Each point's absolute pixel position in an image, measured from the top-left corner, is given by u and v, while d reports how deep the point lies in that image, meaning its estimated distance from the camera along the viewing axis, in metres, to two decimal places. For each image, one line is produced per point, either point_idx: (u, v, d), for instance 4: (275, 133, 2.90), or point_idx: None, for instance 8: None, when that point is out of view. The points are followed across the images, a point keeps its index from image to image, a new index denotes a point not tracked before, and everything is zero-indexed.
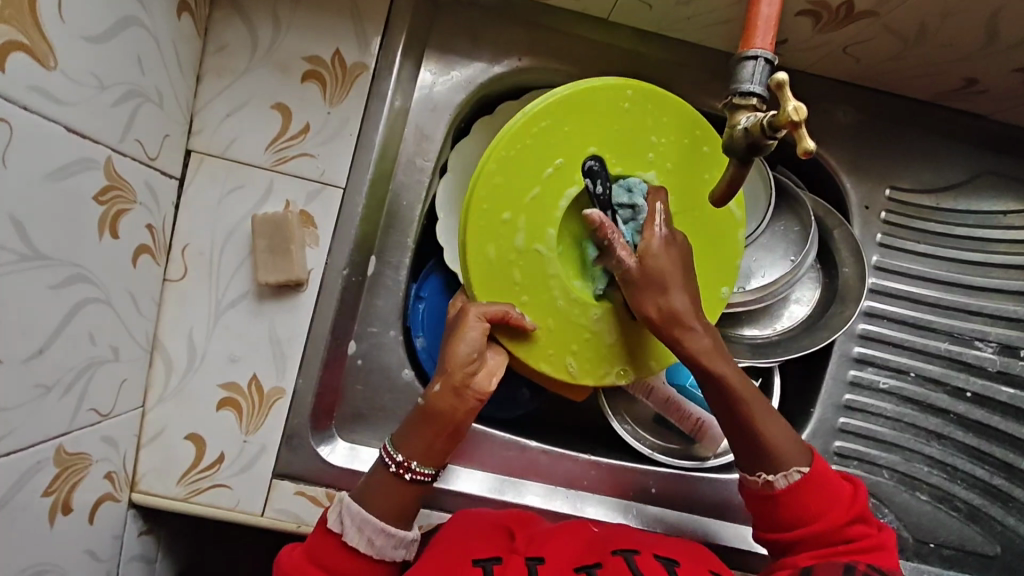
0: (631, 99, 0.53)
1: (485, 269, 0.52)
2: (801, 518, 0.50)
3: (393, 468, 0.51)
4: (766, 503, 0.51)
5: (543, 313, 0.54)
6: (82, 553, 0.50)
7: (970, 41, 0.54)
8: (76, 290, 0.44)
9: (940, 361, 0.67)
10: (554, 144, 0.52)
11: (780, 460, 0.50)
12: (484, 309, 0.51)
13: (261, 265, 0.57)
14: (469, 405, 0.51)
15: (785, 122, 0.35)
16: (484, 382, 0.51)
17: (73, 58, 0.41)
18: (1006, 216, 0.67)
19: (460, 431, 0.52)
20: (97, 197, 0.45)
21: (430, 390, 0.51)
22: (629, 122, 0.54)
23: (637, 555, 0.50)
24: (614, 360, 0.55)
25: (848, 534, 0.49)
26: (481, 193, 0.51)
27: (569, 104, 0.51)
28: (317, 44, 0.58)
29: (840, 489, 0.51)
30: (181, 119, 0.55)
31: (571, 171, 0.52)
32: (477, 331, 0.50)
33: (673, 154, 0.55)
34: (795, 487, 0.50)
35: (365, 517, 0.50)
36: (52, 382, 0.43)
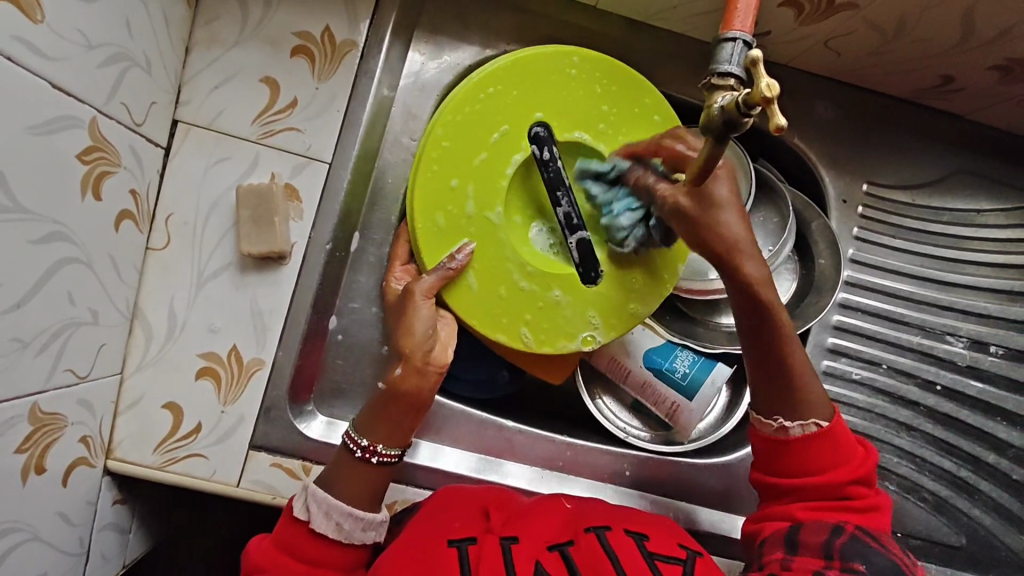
0: (576, 67, 0.56)
1: (436, 234, 0.54)
2: (807, 469, 0.50)
3: (359, 454, 0.51)
4: (781, 448, 0.51)
5: (497, 280, 0.55)
6: (54, 516, 0.50)
7: (946, 37, 0.55)
8: (56, 248, 0.44)
9: (912, 354, 0.68)
10: (500, 110, 0.54)
11: (803, 409, 0.50)
12: (426, 283, 0.52)
13: (244, 235, 0.57)
14: (431, 381, 0.51)
15: (757, 99, 0.36)
16: (441, 355, 0.52)
17: (59, 14, 0.41)
18: (979, 215, 0.68)
19: (425, 407, 0.52)
20: (81, 156, 0.45)
21: (393, 373, 0.51)
22: (576, 89, 0.56)
23: (609, 532, 0.51)
24: (572, 333, 0.56)
25: (848, 492, 0.50)
26: (430, 157, 0.53)
27: (513, 71, 0.54)
28: (307, 19, 0.59)
29: (850, 447, 0.51)
30: (168, 87, 0.56)
31: (517, 138, 0.55)
32: (427, 308, 0.52)
33: (623, 124, 0.57)
34: (808, 439, 0.51)
35: (331, 503, 0.50)
36: (29, 338, 0.43)
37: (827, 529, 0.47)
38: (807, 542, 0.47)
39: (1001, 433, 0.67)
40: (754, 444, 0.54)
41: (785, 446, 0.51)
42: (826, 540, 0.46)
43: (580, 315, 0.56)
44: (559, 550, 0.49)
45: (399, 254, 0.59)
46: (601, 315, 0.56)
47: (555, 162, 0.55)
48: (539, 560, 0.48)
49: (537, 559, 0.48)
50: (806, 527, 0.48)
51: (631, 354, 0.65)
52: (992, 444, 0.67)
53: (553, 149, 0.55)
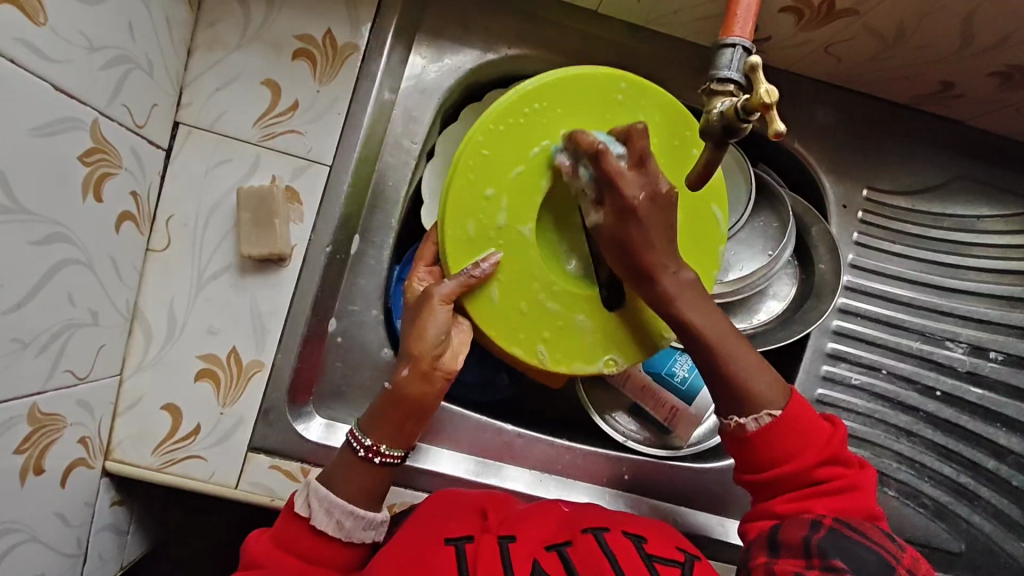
0: (625, 91, 0.53)
1: (463, 243, 0.51)
2: (775, 458, 0.50)
3: (361, 453, 0.51)
4: (741, 447, 0.51)
5: (520, 294, 0.52)
6: (53, 517, 0.50)
7: (946, 43, 0.55)
8: (56, 249, 0.44)
9: (911, 359, 0.68)
10: (545, 126, 0.51)
11: (754, 402, 0.49)
12: (446, 288, 0.50)
13: (245, 237, 0.57)
14: (437, 386, 0.51)
15: (757, 105, 0.37)
16: (451, 361, 0.51)
17: (62, 17, 0.41)
18: (979, 221, 0.68)
19: (427, 414, 0.52)
20: (82, 158, 0.46)
21: (399, 374, 0.50)
22: (622, 114, 0.53)
23: (607, 533, 0.51)
24: (591, 357, 0.54)
25: (820, 475, 0.49)
26: (467, 165, 0.51)
27: (559, 88, 0.52)
28: (308, 23, 0.59)
29: (813, 425, 0.50)
30: (170, 90, 0.56)
31: (556, 155, 0.52)
32: (444, 313, 0.50)
33: (662, 157, 0.55)
34: (767, 429, 0.49)
35: (334, 500, 0.50)
36: (29, 339, 0.44)
37: (806, 525, 0.46)
38: (789, 541, 0.46)
39: (1001, 439, 0.66)
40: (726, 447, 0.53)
41: (747, 444, 0.50)
42: (805, 537, 0.46)
43: (601, 338, 0.54)
44: (557, 549, 0.49)
45: (424, 255, 0.56)
46: (626, 339, 0.54)
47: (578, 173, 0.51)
48: (538, 559, 0.48)
49: (534, 558, 0.48)
50: (787, 526, 0.47)
51: None
52: (992, 450, 0.67)
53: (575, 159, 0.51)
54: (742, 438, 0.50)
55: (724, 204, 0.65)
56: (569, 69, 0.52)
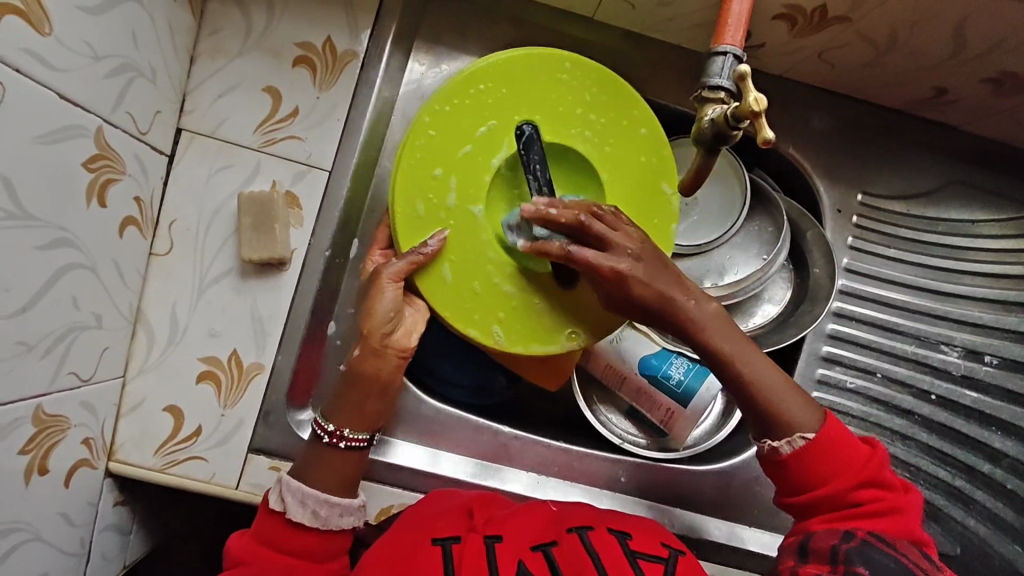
0: (569, 72, 0.54)
1: (414, 221, 0.52)
2: (812, 480, 0.50)
3: (327, 438, 0.52)
4: (780, 470, 0.51)
5: (473, 274, 0.52)
6: (56, 516, 0.51)
7: (938, 50, 0.56)
8: (60, 254, 0.45)
9: (906, 362, 0.69)
10: (489, 106, 0.53)
11: (785, 427, 0.50)
12: (396, 267, 0.51)
13: (245, 241, 0.58)
14: (393, 363, 0.53)
15: (745, 113, 0.38)
16: (404, 339, 0.53)
17: (66, 27, 0.42)
18: (974, 226, 0.68)
19: (387, 391, 0.53)
20: (86, 164, 0.47)
21: (352, 354, 0.52)
22: (567, 92, 0.54)
23: (591, 532, 0.52)
24: (549, 337, 0.53)
25: (860, 498, 0.49)
26: (413, 146, 0.52)
27: (507, 69, 0.53)
28: (308, 30, 0.60)
29: (854, 448, 0.50)
30: (173, 97, 0.57)
31: (504, 133, 0.53)
32: (392, 290, 0.51)
33: (612, 135, 0.55)
34: (801, 453, 0.50)
35: (305, 491, 0.51)
36: (34, 341, 0.44)
37: (838, 534, 0.47)
38: (818, 548, 0.47)
39: (996, 443, 0.65)
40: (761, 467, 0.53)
41: (781, 467, 0.51)
42: (834, 546, 0.47)
43: (559, 317, 0.53)
44: (543, 549, 0.50)
45: (380, 238, 0.58)
46: (582, 317, 0.54)
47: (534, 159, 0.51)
48: (522, 559, 0.49)
49: (519, 558, 0.49)
50: (819, 535, 0.48)
51: (626, 360, 0.66)
52: (988, 454, 0.66)
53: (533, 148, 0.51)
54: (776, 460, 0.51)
55: (718, 209, 0.65)
56: (516, 51, 0.53)
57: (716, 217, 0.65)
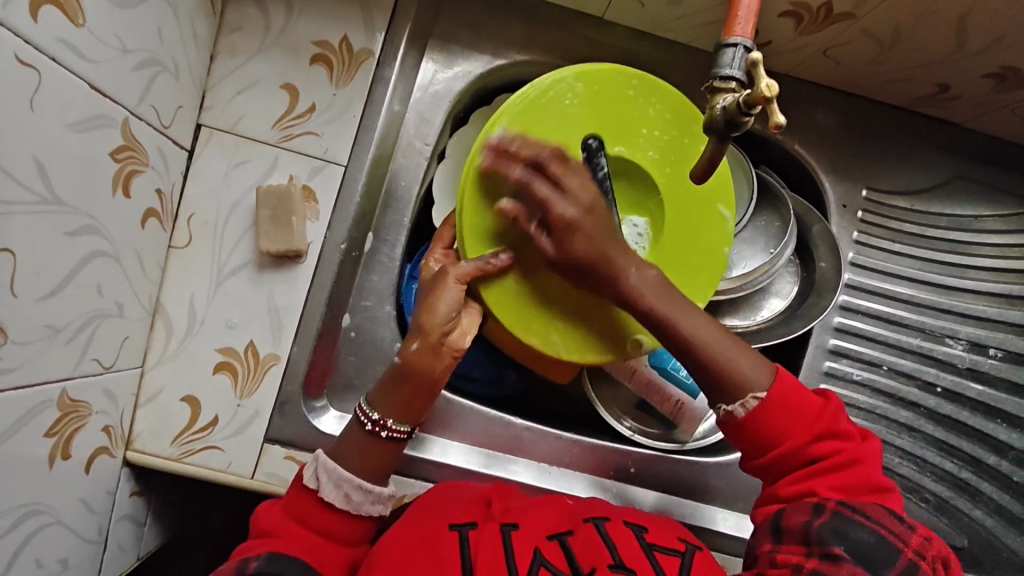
0: (637, 89, 0.56)
1: (482, 228, 0.53)
2: (772, 440, 0.49)
3: (369, 427, 0.53)
4: (739, 435, 0.50)
5: (532, 283, 0.54)
6: (76, 502, 0.51)
7: (940, 46, 0.57)
8: (87, 241, 0.47)
9: (912, 355, 0.69)
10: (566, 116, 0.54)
11: (738, 389, 0.49)
12: (462, 268, 0.52)
13: (264, 233, 0.59)
14: (445, 363, 0.52)
15: (758, 99, 0.38)
16: (460, 339, 0.53)
17: (100, 21, 0.44)
18: (978, 220, 0.70)
19: (436, 389, 0.53)
20: (114, 155, 0.48)
21: (409, 348, 0.52)
22: (633, 109, 0.56)
23: (607, 522, 0.53)
24: (601, 349, 0.55)
25: (816, 451, 0.49)
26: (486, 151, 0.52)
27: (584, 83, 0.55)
28: (325, 29, 0.61)
29: (808, 402, 0.50)
30: (194, 93, 0.58)
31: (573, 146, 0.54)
32: (455, 291, 0.51)
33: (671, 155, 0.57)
34: (757, 412, 0.49)
35: (341, 473, 0.52)
36: (61, 326, 0.45)
37: (808, 510, 0.47)
38: (791, 527, 0.47)
39: (1002, 435, 0.67)
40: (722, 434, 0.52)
41: (742, 433, 0.50)
42: (805, 522, 0.46)
43: (619, 326, 0.55)
44: (558, 538, 0.50)
45: (443, 235, 0.58)
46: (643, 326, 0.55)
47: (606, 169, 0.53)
48: (538, 547, 0.49)
49: (536, 546, 0.49)
50: (790, 512, 0.48)
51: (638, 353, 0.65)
52: (993, 446, 0.67)
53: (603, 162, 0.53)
54: (736, 426, 0.49)
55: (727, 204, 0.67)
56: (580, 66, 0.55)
57: None
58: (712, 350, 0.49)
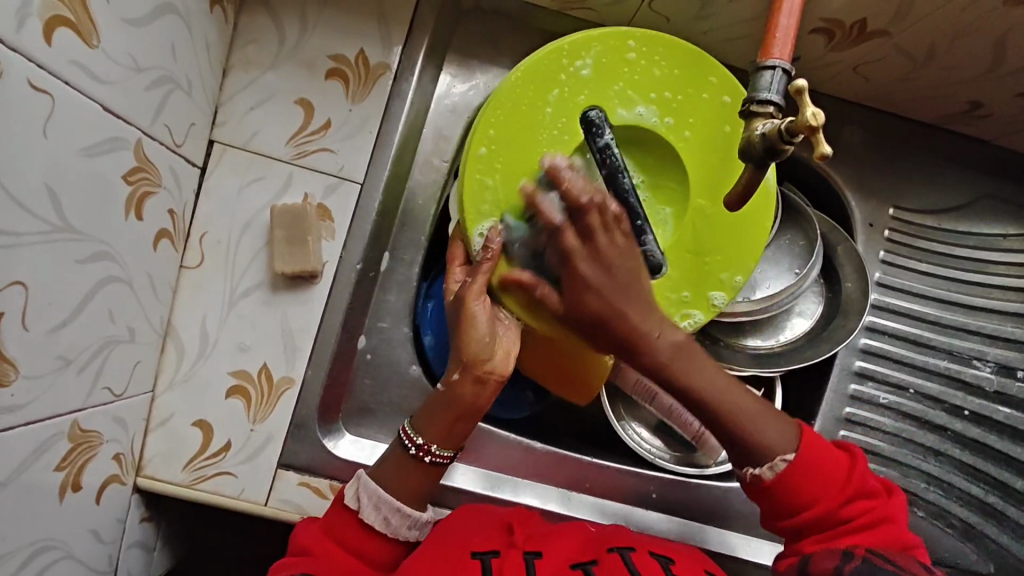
0: (635, 50, 0.53)
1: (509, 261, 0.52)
2: (800, 500, 0.48)
3: (413, 450, 0.51)
4: (765, 495, 0.49)
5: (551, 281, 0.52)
6: (86, 533, 0.50)
7: (976, 65, 0.56)
8: (100, 267, 0.45)
9: (939, 378, 0.68)
10: (575, 93, 0.52)
11: (763, 452, 0.48)
12: (479, 284, 0.50)
13: (278, 254, 0.57)
14: (489, 390, 0.52)
15: (802, 127, 0.37)
16: (503, 363, 0.52)
17: (114, 40, 0.42)
18: (1005, 240, 0.68)
19: (479, 414, 0.53)
20: (126, 177, 0.46)
21: (450, 377, 0.52)
22: (641, 74, 0.53)
23: (633, 553, 0.50)
24: None
25: (846, 513, 0.48)
26: (476, 153, 0.52)
27: (585, 46, 0.52)
28: (342, 43, 0.60)
29: (835, 462, 0.49)
30: (206, 109, 0.57)
31: (575, 129, 0.52)
32: (484, 315, 0.51)
33: (689, 120, 0.54)
34: (784, 476, 0.48)
35: (381, 495, 0.50)
36: (73, 356, 0.44)
37: (835, 555, 0.45)
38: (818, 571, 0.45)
39: None
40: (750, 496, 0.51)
41: (770, 494, 0.49)
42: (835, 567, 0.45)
43: (698, 283, 0.55)
44: (582, 568, 0.48)
45: (456, 254, 0.55)
46: (716, 281, 0.55)
47: (608, 139, 0.50)
48: None
49: None
50: (817, 557, 0.46)
51: None
52: (1019, 470, 0.66)
53: (606, 132, 0.50)
54: (762, 489, 0.49)
55: None
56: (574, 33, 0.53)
57: None
58: (734, 415, 0.48)
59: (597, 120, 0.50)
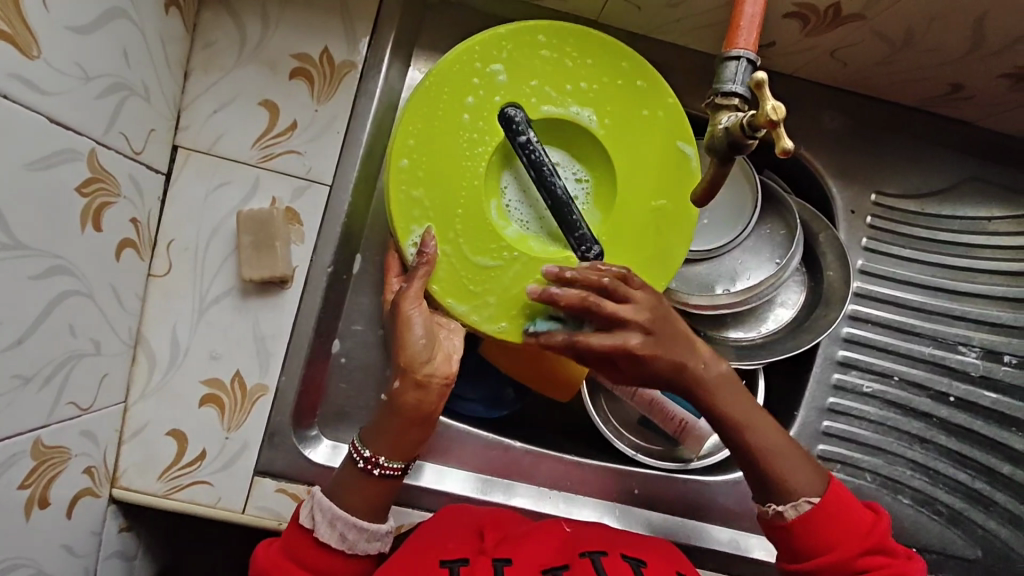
0: (546, 45, 0.54)
1: (448, 268, 0.53)
2: (818, 547, 0.48)
3: (361, 464, 0.50)
4: (781, 535, 0.50)
5: (494, 285, 0.53)
6: (59, 549, 0.49)
7: (955, 46, 0.54)
8: (57, 281, 0.44)
9: (924, 364, 0.67)
10: (491, 96, 0.53)
11: (787, 492, 0.49)
12: (416, 287, 0.49)
13: (245, 260, 0.56)
14: (435, 394, 0.48)
15: (763, 121, 0.36)
16: (446, 364, 0.49)
17: (56, 49, 0.41)
18: (990, 223, 0.67)
19: (428, 421, 0.49)
20: (80, 189, 0.45)
21: (392, 386, 0.48)
22: (547, 69, 0.55)
23: (605, 557, 0.49)
24: None
25: (862, 564, 0.47)
26: (398, 168, 0.52)
27: (496, 43, 0.53)
28: (305, 40, 0.58)
29: (858, 516, 0.49)
30: (167, 114, 0.55)
31: (493, 129, 0.53)
32: (419, 316, 0.48)
33: (604, 107, 0.56)
34: (806, 519, 0.48)
35: (336, 512, 0.49)
36: (31, 373, 0.43)
37: None
38: None
39: (1016, 444, 0.65)
40: (763, 534, 0.52)
41: (786, 533, 0.49)
42: None
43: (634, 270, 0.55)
44: None
45: (393, 264, 0.55)
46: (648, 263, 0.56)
47: (528, 136, 0.52)
48: None
49: None
50: None
51: None
52: (1007, 455, 0.65)
53: (525, 128, 0.52)
54: (781, 526, 0.49)
55: (726, 215, 0.64)
56: (473, 37, 0.53)
57: (727, 221, 0.64)
58: (765, 451, 0.50)
59: (518, 120, 0.52)
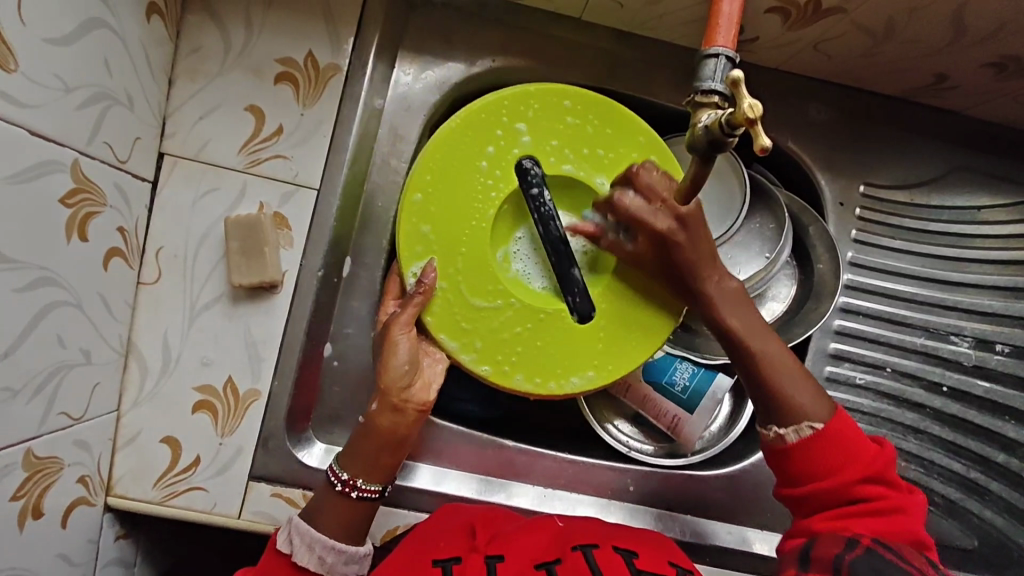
0: (571, 110, 0.54)
1: (445, 306, 0.52)
2: (812, 473, 0.48)
3: (339, 487, 0.51)
4: (782, 458, 0.49)
5: (485, 330, 0.52)
6: (56, 558, 0.49)
7: (938, 36, 0.54)
8: (43, 293, 0.44)
9: (916, 356, 0.67)
10: (508, 148, 0.53)
11: (793, 415, 0.48)
12: (402, 318, 0.51)
13: (235, 266, 0.56)
14: (410, 418, 0.51)
15: (741, 119, 0.35)
16: (424, 391, 0.52)
17: (34, 61, 0.41)
18: (981, 212, 0.67)
19: (404, 444, 0.52)
20: (64, 200, 0.45)
21: (369, 409, 0.51)
22: (568, 130, 0.54)
23: (596, 549, 0.49)
24: (562, 377, 0.53)
25: (859, 493, 0.47)
26: (409, 204, 0.52)
27: (523, 98, 0.53)
28: (288, 45, 0.58)
29: (856, 441, 0.48)
30: (152, 121, 0.55)
31: (508, 181, 0.53)
32: (405, 343, 0.50)
33: (623, 179, 0.54)
34: (807, 441, 0.48)
35: (313, 535, 0.49)
36: (20, 387, 0.43)
37: (841, 542, 0.44)
38: (821, 556, 0.44)
39: (1010, 432, 0.65)
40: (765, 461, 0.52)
41: (786, 456, 0.49)
42: (837, 555, 0.43)
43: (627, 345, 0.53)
44: (545, 568, 0.48)
45: (393, 289, 0.55)
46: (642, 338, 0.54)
47: (545, 194, 0.51)
48: None
49: None
50: (822, 541, 0.45)
51: (632, 367, 0.65)
52: (1001, 444, 0.65)
53: (542, 184, 0.51)
54: (781, 449, 0.49)
55: (717, 209, 0.64)
56: (503, 89, 0.53)
57: (716, 215, 0.63)
58: (773, 371, 0.49)
59: (536, 176, 0.51)
